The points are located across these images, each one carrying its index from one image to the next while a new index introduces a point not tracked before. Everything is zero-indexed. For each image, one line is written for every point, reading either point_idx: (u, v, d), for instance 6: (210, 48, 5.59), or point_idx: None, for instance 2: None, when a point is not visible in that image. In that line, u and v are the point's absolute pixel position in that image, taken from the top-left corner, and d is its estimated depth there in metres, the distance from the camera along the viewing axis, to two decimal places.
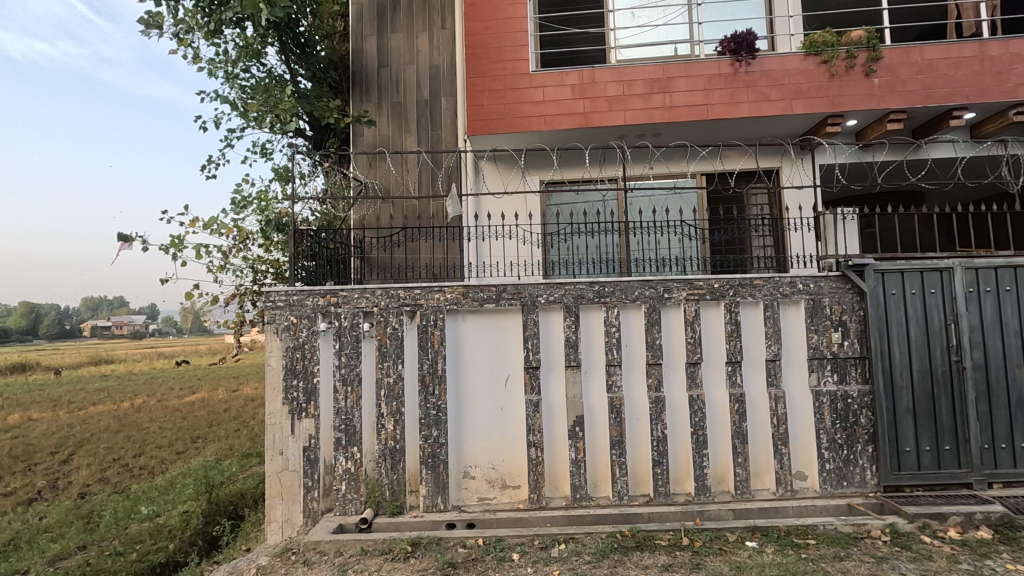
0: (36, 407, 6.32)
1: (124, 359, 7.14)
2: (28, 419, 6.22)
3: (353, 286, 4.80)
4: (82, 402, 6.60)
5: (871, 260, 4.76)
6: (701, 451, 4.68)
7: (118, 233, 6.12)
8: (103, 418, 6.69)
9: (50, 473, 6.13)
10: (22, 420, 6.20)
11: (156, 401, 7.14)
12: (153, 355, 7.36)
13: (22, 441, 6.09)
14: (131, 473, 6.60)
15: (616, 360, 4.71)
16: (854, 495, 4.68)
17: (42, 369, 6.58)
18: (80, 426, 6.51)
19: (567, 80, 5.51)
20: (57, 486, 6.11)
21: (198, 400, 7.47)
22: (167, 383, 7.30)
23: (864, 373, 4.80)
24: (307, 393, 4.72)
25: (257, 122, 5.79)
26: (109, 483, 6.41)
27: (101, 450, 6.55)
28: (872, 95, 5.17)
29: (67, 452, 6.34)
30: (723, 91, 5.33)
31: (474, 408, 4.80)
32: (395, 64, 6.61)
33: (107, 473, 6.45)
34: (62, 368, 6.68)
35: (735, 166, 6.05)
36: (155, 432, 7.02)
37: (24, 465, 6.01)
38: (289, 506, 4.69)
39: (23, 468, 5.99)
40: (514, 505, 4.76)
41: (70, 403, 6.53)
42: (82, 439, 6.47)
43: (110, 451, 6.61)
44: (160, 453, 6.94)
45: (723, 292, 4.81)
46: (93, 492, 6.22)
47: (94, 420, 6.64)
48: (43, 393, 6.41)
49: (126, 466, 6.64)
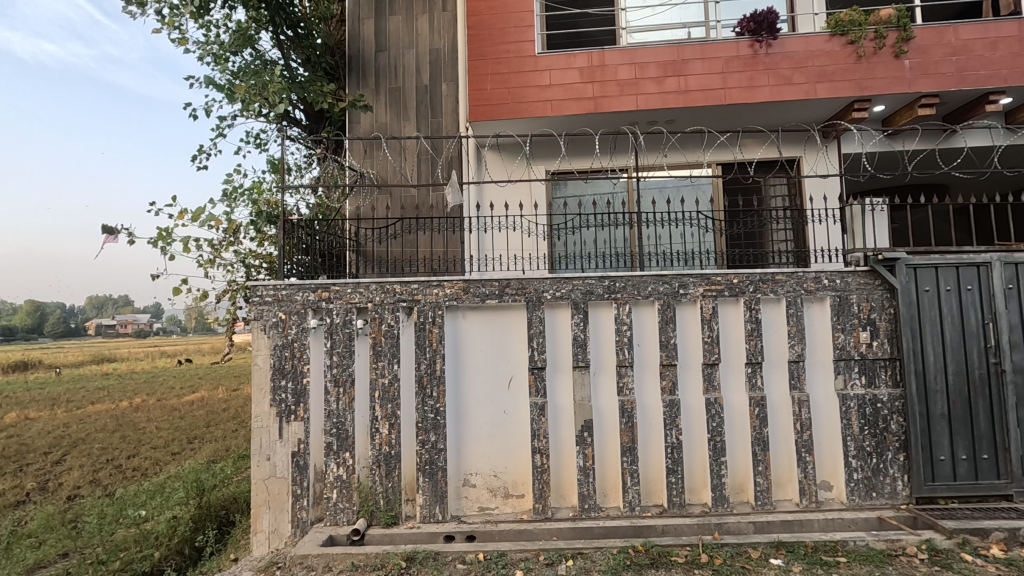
0: (35, 406, 6.09)
1: (126, 358, 6.86)
2: (25, 418, 5.99)
3: (346, 279, 4.49)
4: (81, 401, 6.34)
5: (903, 254, 4.42)
6: (718, 458, 4.35)
7: (102, 226, 5.83)
8: (100, 418, 6.40)
9: (42, 474, 5.84)
10: (18, 419, 5.96)
11: (155, 401, 6.83)
12: (156, 354, 7.02)
13: (16, 440, 5.86)
14: (123, 474, 6.29)
15: (628, 360, 4.39)
16: (884, 507, 4.35)
17: (44, 367, 6.32)
18: (76, 426, 6.23)
19: (575, 63, 5.20)
20: (47, 488, 5.82)
21: (198, 399, 7.15)
22: (167, 382, 7.00)
23: (894, 376, 4.47)
24: (296, 394, 4.41)
25: (246, 105, 5.50)
26: (99, 485, 6.10)
27: (95, 450, 6.25)
28: (902, 78, 4.83)
29: (60, 453, 6.06)
30: (741, 74, 4.99)
31: (475, 411, 4.49)
32: (393, 49, 6.30)
33: (98, 474, 6.15)
34: (63, 367, 6.42)
35: (754, 155, 5.70)
36: (152, 433, 6.70)
37: (16, 466, 5.76)
38: (276, 516, 4.36)
39: (13, 470, 5.73)
40: (517, 515, 4.44)
41: (68, 402, 6.28)
42: (77, 440, 6.19)
43: (103, 452, 6.30)
44: (155, 454, 6.61)
45: (743, 289, 4.47)
46: (83, 495, 5.93)
47: (92, 419, 6.35)
48: (42, 391, 6.18)
49: (119, 467, 6.32)
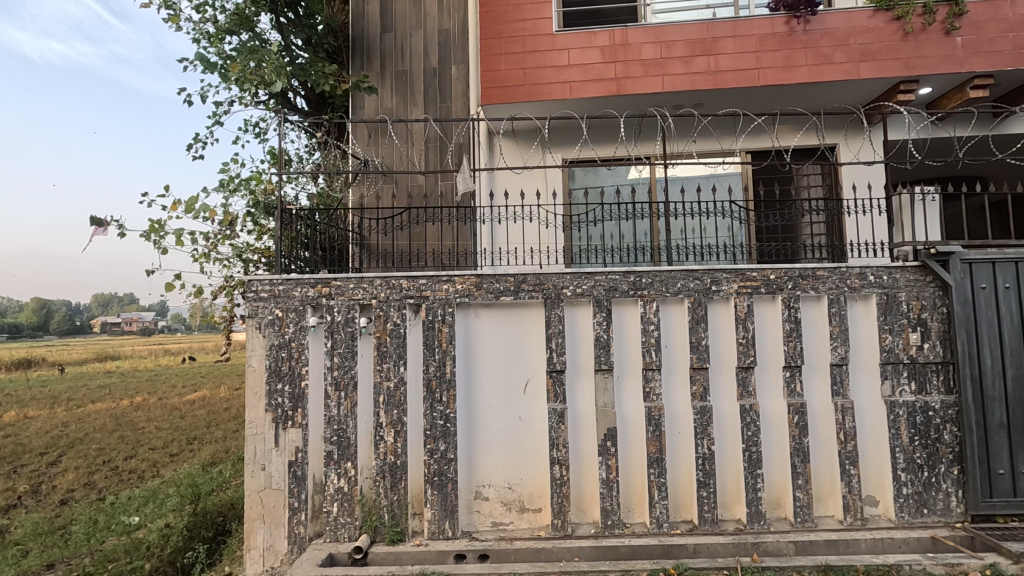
0: (35, 404, 5.72)
1: (131, 355, 6.44)
2: (25, 417, 5.63)
3: (349, 274, 4.13)
4: (82, 399, 5.98)
5: (957, 248, 4.03)
6: (754, 471, 3.97)
7: (91, 217, 5.49)
8: (100, 416, 6.06)
9: (36, 476, 5.55)
10: (18, 418, 5.60)
11: (155, 400, 6.47)
12: (159, 352, 6.60)
13: (13, 440, 5.52)
14: (120, 477, 5.99)
15: (655, 363, 4.02)
16: (937, 525, 3.96)
17: (47, 365, 5.94)
18: (75, 426, 5.89)
19: (595, 42, 4.83)
20: (40, 491, 5.52)
21: (200, 399, 6.76)
22: (170, 381, 6.62)
23: (947, 382, 4.08)
24: (294, 398, 4.05)
25: (240, 85, 5.12)
26: (94, 489, 5.80)
27: (93, 451, 5.92)
28: (954, 56, 4.43)
29: (57, 453, 5.74)
30: (776, 53, 4.61)
31: (488, 417, 4.12)
32: (399, 29, 5.93)
33: (94, 477, 5.84)
34: (66, 364, 6.04)
35: (790, 142, 5.31)
36: (152, 433, 6.36)
37: (10, 467, 5.44)
38: (272, 531, 4.00)
39: (7, 470, 5.42)
40: (533, 532, 4.07)
41: (69, 400, 5.92)
42: (75, 440, 5.87)
43: (101, 453, 5.97)
44: (153, 456, 6.27)
45: (780, 285, 4.10)
46: (77, 499, 5.63)
47: (91, 419, 6.00)
48: (43, 390, 5.81)
49: (116, 470, 6.00)
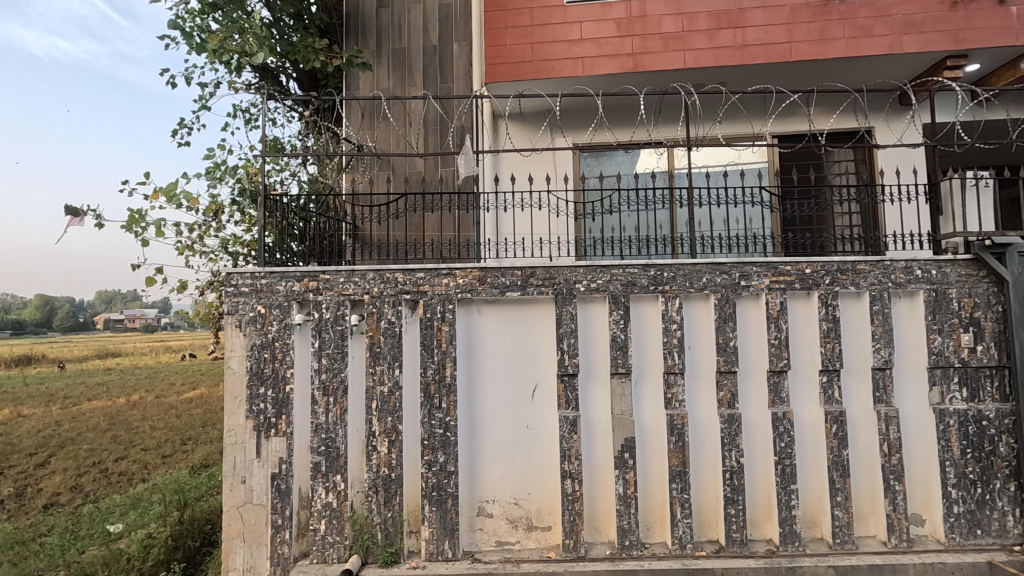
0: (30, 402, 5.40)
1: (131, 353, 6.02)
2: (18, 415, 5.29)
3: (338, 266, 3.74)
4: (79, 397, 5.62)
5: (1016, 238, 3.61)
6: (787, 487, 3.56)
7: (66, 206, 5.10)
8: (94, 415, 5.67)
9: (22, 478, 5.15)
10: (11, 416, 5.26)
11: (153, 398, 6.08)
12: (160, 349, 6.15)
13: (3, 439, 5.19)
14: (109, 479, 5.55)
15: (678, 366, 3.61)
16: (992, 548, 3.54)
17: (47, 361, 5.57)
18: (68, 425, 5.50)
19: (610, 15, 4.44)
20: (24, 494, 5.12)
21: (198, 397, 6.38)
22: (168, 378, 6.22)
23: (1002, 389, 3.67)
24: (277, 404, 3.67)
25: (219, 57, 4.74)
26: (81, 492, 5.39)
27: (83, 452, 5.52)
28: (1009, 27, 4.01)
29: (45, 455, 5.34)
30: (810, 25, 4.20)
31: (492, 427, 3.72)
32: (397, 4, 5.54)
33: (82, 480, 5.43)
34: (66, 362, 5.69)
35: (826, 125, 4.94)
36: (146, 433, 5.95)
37: None
38: (252, 551, 3.62)
39: None
40: (542, 553, 3.67)
41: (65, 399, 5.57)
42: (66, 440, 5.49)
43: (92, 454, 5.57)
44: (144, 457, 5.84)
45: (817, 281, 3.69)
46: (61, 504, 5.20)
47: (85, 417, 5.61)
48: (41, 387, 5.45)
49: (105, 471, 5.58)
